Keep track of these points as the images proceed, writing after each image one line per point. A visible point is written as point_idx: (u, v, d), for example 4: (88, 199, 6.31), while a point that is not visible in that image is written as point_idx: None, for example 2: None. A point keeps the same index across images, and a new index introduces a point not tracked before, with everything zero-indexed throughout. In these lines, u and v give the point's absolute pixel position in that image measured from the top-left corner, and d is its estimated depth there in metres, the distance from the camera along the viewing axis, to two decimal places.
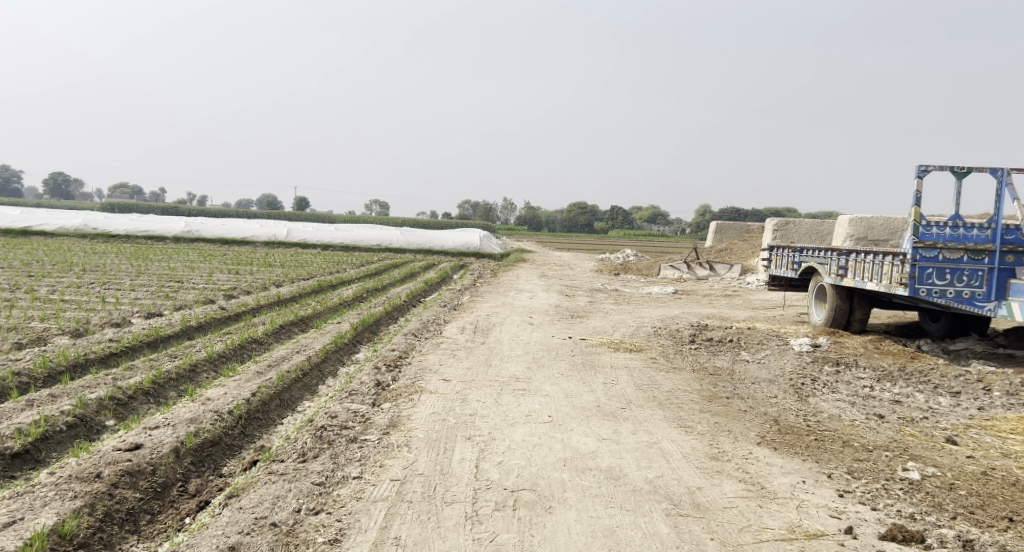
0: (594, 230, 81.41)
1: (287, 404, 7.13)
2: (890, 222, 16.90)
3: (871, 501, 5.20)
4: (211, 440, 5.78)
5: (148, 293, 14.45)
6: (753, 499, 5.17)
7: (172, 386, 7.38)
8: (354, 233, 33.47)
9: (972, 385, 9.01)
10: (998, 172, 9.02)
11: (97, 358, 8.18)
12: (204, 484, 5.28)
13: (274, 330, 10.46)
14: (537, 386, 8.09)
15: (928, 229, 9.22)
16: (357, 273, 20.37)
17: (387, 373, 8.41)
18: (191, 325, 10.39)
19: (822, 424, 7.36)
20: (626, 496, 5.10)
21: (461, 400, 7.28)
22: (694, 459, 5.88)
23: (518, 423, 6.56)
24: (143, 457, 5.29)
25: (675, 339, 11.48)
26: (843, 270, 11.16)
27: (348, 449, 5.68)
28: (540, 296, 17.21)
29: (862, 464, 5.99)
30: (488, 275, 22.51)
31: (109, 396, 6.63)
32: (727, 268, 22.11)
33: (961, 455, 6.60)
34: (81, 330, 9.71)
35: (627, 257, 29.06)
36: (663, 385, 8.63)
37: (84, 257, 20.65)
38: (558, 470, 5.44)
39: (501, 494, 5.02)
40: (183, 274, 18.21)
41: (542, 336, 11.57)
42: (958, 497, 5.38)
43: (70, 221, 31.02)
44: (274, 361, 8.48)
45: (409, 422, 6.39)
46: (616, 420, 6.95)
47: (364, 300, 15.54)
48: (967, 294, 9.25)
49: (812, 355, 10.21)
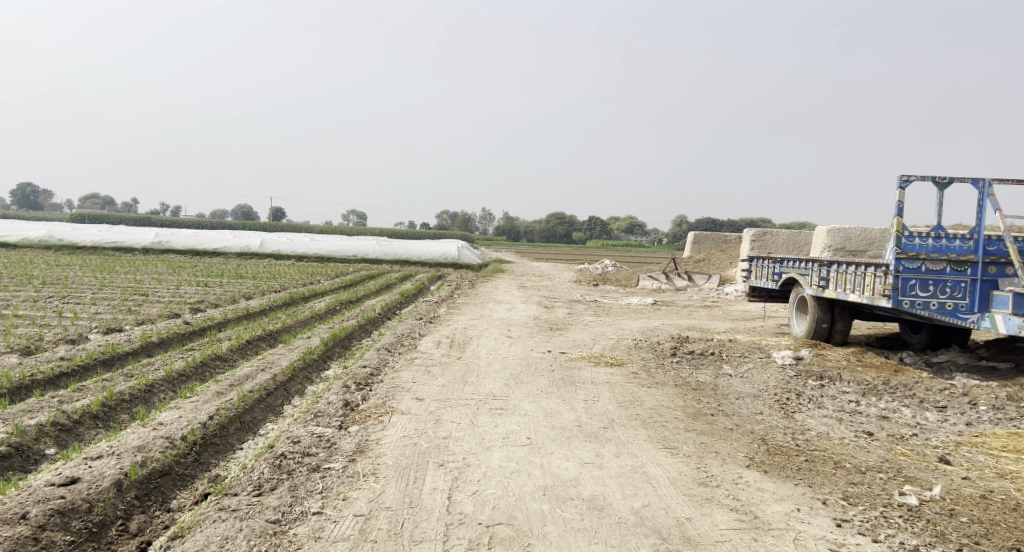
0: (572, 241, 81.15)
1: (248, 427, 6.71)
2: (868, 233, 16.76)
3: (872, 532, 4.89)
4: (160, 470, 5.37)
5: (110, 306, 13.93)
6: (746, 531, 4.83)
7: (124, 408, 6.93)
8: (330, 243, 32.90)
9: (958, 399, 8.76)
10: (980, 183, 8.81)
11: (45, 379, 7.72)
12: (148, 522, 4.86)
13: (239, 346, 10.03)
14: (515, 405, 7.71)
15: (910, 239, 8.97)
16: (331, 285, 19.87)
17: (357, 393, 7.98)
18: (151, 342, 9.90)
19: (811, 443, 7.04)
20: (611, 531, 4.74)
21: (435, 421, 6.87)
22: (682, 485, 5.53)
23: (494, 446, 6.18)
24: (79, 493, 4.86)
25: (656, 352, 11.15)
26: (824, 281, 10.91)
27: (309, 479, 5.27)
28: (519, 308, 16.83)
29: (857, 489, 5.67)
30: (465, 287, 22.06)
31: (50, 422, 6.21)
32: (705, 279, 21.79)
33: (957, 477, 6.30)
34: (31, 347, 9.22)
35: (605, 268, 28.81)
36: (645, 402, 8.27)
37: (45, 270, 20.01)
38: (537, 500, 5.07)
39: (475, 530, 4.64)
40: (149, 286, 17.63)
41: (521, 350, 11.19)
42: (960, 525, 5.08)
43: (35, 231, 30.24)
44: (237, 380, 8.04)
45: (378, 447, 5.98)
46: (598, 441, 6.59)
47: (336, 312, 15.10)
48: (950, 306, 8.98)
49: (795, 370, 9.91)
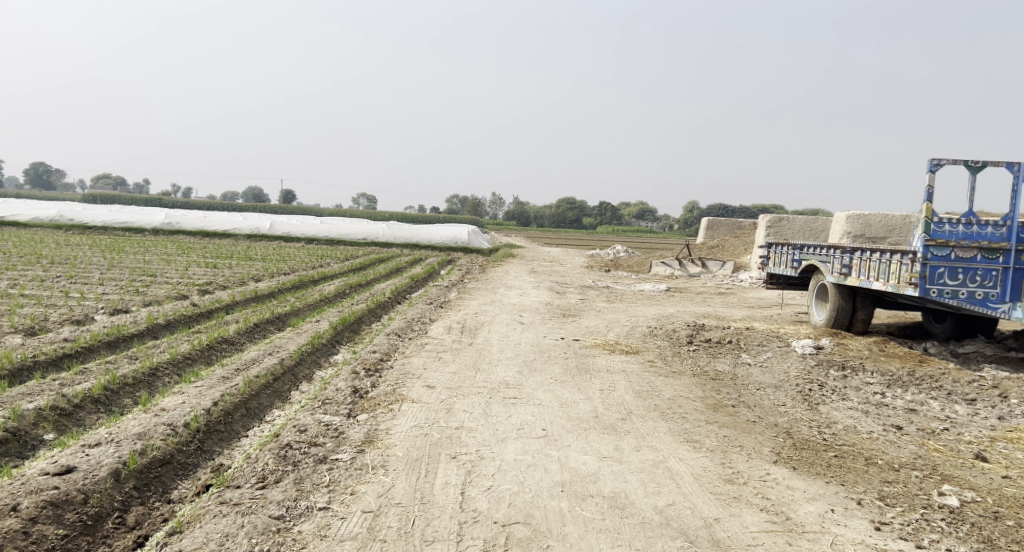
0: (582, 226, 80.67)
1: (254, 414, 6.45)
2: (889, 219, 16.31)
3: (914, 537, 4.60)
4: (161, 459, 5.12)
5: (117, 287, 13.66)
6: (779, 534, 4.55)
7: (127, 392, 6.67)
8: (341, 226, 32.51)
9: (988, 392, 8.40)
10: (1015, 167, 8.42)
11: (46, 359, 7.50)
12: (147, 515, 4.61)
13: (247, 329, 9.74)
14: (529, 394, 7.42)
15: (939, 226, 8.57)
16: (340, 268, 19.58)
17: (366, 379, 7.71)
18: (157, 324, 9.63)
19: (839, 437, 6.72)
20: (635, 532, 4.46)
21: (446, 411, 6.59)
22: (707, 482, 5.23)
23: (509, 438, 5.90)
24: (74, 483, 4.61)
25: (672, 340, 10.82)
26: (847, 269, 10.45)
27: (315, 472, 5.00)
28: (531, 293, 16.49)
29: (892, 488, 5.35)
30: (477, 271, 21.77)
31: (48, 406, 5.97)
32: (719, 266, 21.31)
33: (996, 475, 5.98)
34: (35, 328, 8.98)
35: (617, 254, 28.42)
36: (663, 392, 7.97)
37: (55, 249, 19.80)
38: (555, 497, 4.78)
39: (490, 529, 4.37)
40: (157, 267, 17.39)
41: (533, 337, 10.87)
42: (1007, 529, 4.78)
43: (45, 211, 30.03)
44: (243, 364, 7.77)
45: (388, 437, 5.71)
46: (616, 434, 6.29)
47: (346, 296, 14.84)
48: (980, 295, 8.62)
49: (817, 359, 9.57)
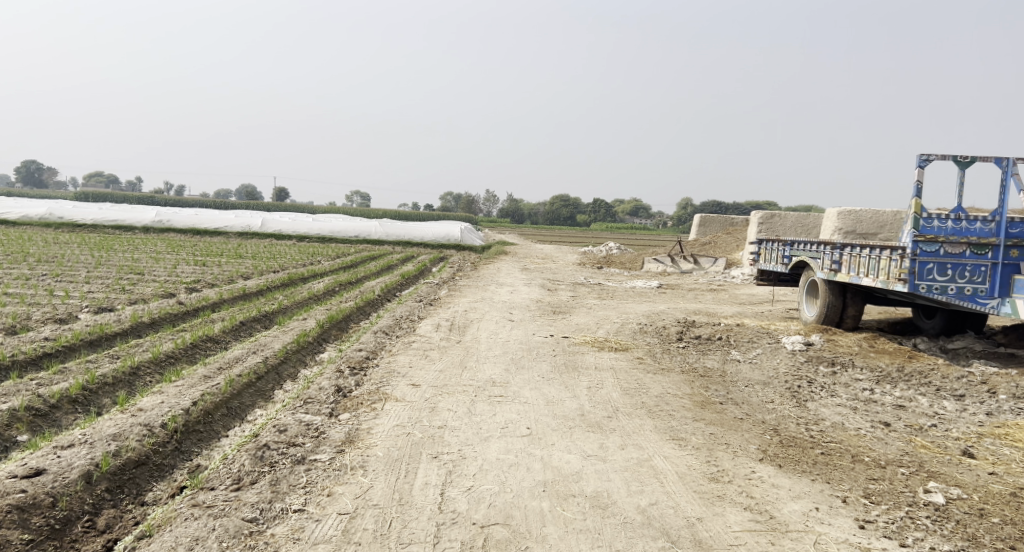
0: (576, 223, 80.67)
1: (235, 413, 6.37)
2: (879, 215, 16.28)
3: (897, 535, 4.55)
4: (136, 460, 5.04)
5: (104, 286, 13.53)
6: (762, 534, 4.50)
7: (107, 392, 6.59)
8: (333, 224, 32.39)
9: (976, 387, 8.37)
10: (1003, 162, 8.39)
11: (26, 359, 7.42)
12: (118, 518, 4.54)
13: (232, 327, 9.66)
14: (514, 392, 7.35)
15: (928, 222, 8.51)
16: (330, 266, 19.47)
17: (351, 377, 7.63)
18: (141, 323, 9.53)
19: (826, 434, 6.67)
20: (616, 532, 4.40)
21: (431, 410, 6.52)
22: (691, 481, 5.18)
23: (492, 437, 5.83)
24: (43, 486, 4.53)
25: (662, 337, 10.76)
26: (837, 265, 10.43)
27: (292, 472, 4.93)
28: (522, 290, 16.44)
29: (878, 485, 5.30)
30: (468, 269, 21.71)
31: (24, 406, 5.88)
32: (711, 262, 21.26)
33: (983, 472, 5.94)
34: (16, 327, 8.88)
35: (610, 251, 28.37)
36: (651, 389, 7.93)
37: (43, 247, 19.67)
38: (536, 497, 4.72)
39: (468, 531, 4.31)
40: (146, 265, 17.27)
41: (522, 334, 10.81)
42: (992, 527, 4.73)
43: (35, 209, 29.85)
44: (226, 363, 7.68)
45: (369, 437, 5.64)
46: (601, 432, 6.23)
47: (336, 294, 14.76)
48: (969, 291, 8.55)
49: (806, 355, 9.52)
